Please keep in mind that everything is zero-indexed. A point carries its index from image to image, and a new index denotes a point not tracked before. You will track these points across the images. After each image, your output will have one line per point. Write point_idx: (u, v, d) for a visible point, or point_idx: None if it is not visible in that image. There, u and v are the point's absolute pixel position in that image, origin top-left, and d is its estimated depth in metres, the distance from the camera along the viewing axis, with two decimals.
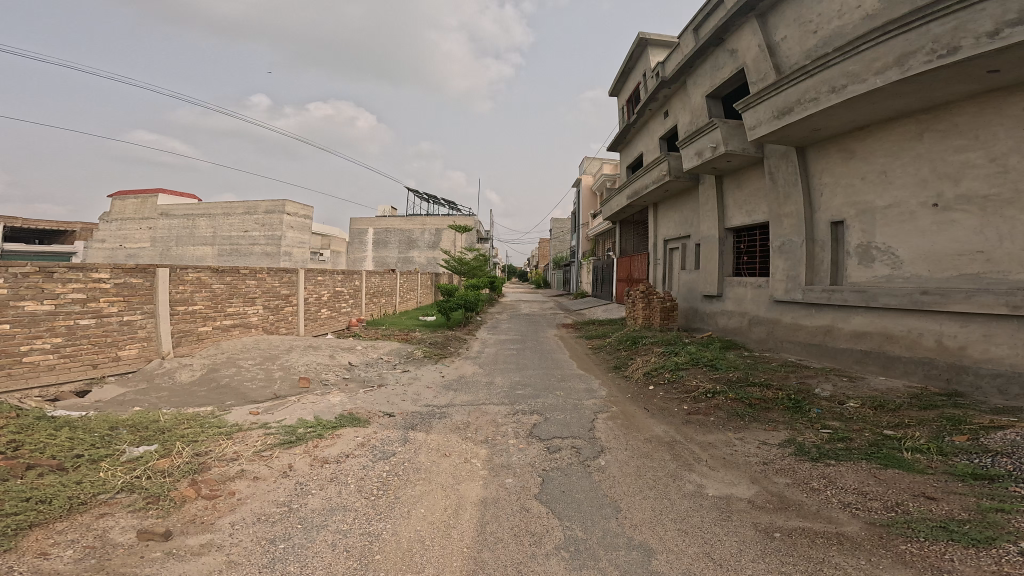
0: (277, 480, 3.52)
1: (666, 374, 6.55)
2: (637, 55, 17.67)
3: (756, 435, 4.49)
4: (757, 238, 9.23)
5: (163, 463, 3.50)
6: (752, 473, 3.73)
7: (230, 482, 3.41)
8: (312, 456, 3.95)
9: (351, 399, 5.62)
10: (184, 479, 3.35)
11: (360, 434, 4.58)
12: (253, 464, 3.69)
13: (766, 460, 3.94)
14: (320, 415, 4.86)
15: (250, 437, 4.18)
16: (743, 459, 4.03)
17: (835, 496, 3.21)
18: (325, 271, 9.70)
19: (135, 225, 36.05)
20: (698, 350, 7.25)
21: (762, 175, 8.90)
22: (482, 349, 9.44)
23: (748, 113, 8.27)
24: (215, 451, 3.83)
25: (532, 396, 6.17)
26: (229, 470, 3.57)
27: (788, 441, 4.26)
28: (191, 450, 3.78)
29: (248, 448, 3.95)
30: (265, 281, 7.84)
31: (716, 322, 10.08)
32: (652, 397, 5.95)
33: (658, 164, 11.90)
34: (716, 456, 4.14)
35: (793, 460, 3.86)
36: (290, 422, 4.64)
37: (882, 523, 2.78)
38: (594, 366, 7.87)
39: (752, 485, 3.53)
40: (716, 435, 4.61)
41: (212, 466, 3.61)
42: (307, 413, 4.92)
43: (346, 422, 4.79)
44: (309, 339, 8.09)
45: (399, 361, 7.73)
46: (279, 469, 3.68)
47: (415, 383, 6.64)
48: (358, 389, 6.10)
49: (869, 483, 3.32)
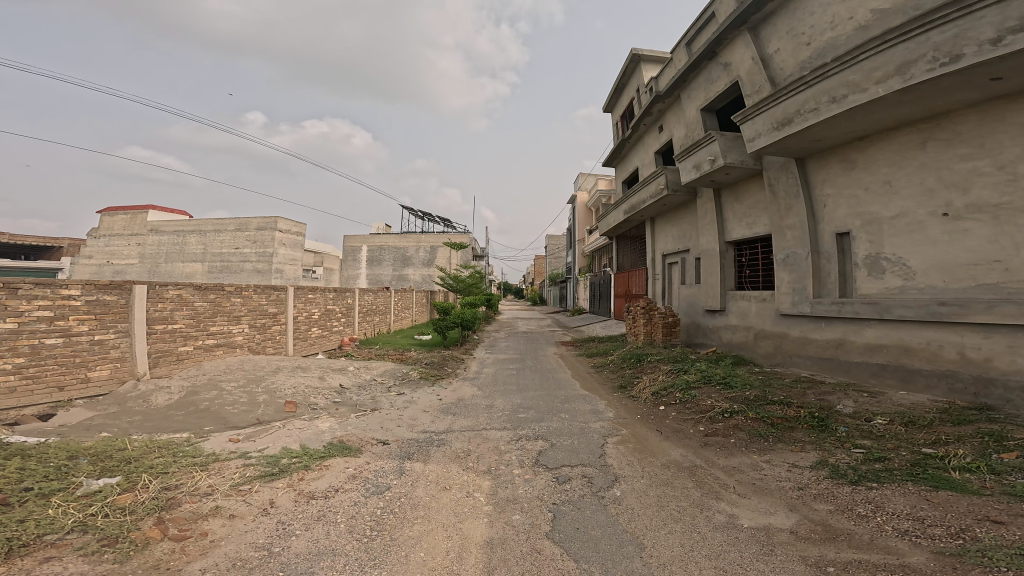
0: (257, 518, 3.10)
1: (677, 394, 6.20)
2: (631, 71, 18.00)
3: (784, 457, 4.18)
4: (759, 251, 9.07)
5: (124, 499, 3.08)
6: (788, 500, 3.41)
7: (203, 520, 3.00)
8: (296, 490, 3.54)
9: (342, 425, 5.19)
10: (148, 517, 2.94)
11: (351, 465, 4.16)
12: (229, 500, 3.27)
13: (800, 485, 3.62)
14: (307, 444, 4.44)
15: (228, 469, 3.76)
16: (774, 484, 3.69)
17: (889, 523, 2.93)
18: (316, 289, 9.35)
19: (122, 241, 35.37)
20: (708, 367, 6.94)
21: (762, 187, 8.81)
22: (481, 370, 9.06)
23: (746, 125, 8.20)
24: (187, 485, 3.41)
25: (535, 420, 5.79)
26: (202, 507, 3.15)
27: (820, 463, 3.96)
28: (159, 484, 3.36)
29: (225, 481, 3.53)
30: (252, 299, 7.46)
31: (720, 337, 9.81)
32: (665, 419, 5.60)
33: (655, 178, 11.84)
34: (744, 482, 3.80)
35: (830, 485, 3.56)
36: (273, 451, 4.22)
37: (952, 553, 2.52)
38: (598, 386, 7.52)
39: (791, 514, 3.21)
40: (740, 458, 4.28)
41: (183, 502, 3.18)
42: (293, 441, 4.50)
43: (335, 452, 4.37)
44: (297, 360, 7.67)
45: (394, 383, 7.31)
46: (260, 506, 3.26)
47: (410, 407, 6.21)
48: (349, 413, 5.69)
49: (922, 508, 3.07)
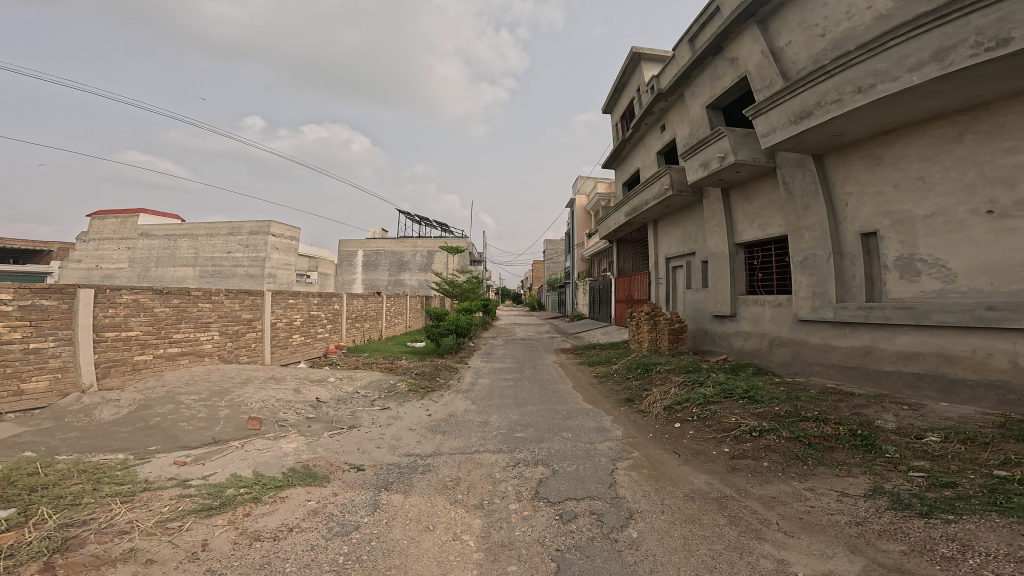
0: (179, 565, 2.47)
1: (693, 409, 5.56)
2: (631, 70, 17.58)
3: (829, 484, 3.59)
4: (772, 253, 8.46)
5: (7, 540, 2.45)
6: (848, 539, 2.79)
7: (107, 568, 2.37)
8: (237, 529, 2.89)
9: (311, 447, 4.52)
10: (32, 564, 2.32)
11: (312, 497, 3.50)
12: (148, 541, 2.64)
13: (858, 520, 3.01)
14: (262, 471, 3.77)
15: (158, 500, 3.11)
16: (826, 519, 3.08)
17: (987, 567, 2.32)
18: (297, 294, 8.70)
19: (112, 245, 34.62)
20: (725, 379, 6.30)
21: (775, 186, 8.21)
22: (476, 380, 8.39)
23: (757, 120, 7.55)
24: (99, 522, 2.78)
25: (535, 440, 5.15)
26: (110, 550, 2.53)
27: (875, 490, 3.37)
28: (61, 520, 2.73)
29: (149, 517, 2.90)
30: (223, 304, 6.81)
31: (730, 344, 9.17)
32: (681, 439, 4.95)
33: (659, 177, 11.24)
34: (789, 516, 3.18)
35: (896, 518, 2.94)
36: (220, 479, 3.56)
37: None
38: (603, 399, 6.86)
39: (856, 558, 2.59)
40: (778, 486, 3.67)
41: (86, 543, 2.56)
42: (246, 466, 3.84)
43: (296, 481, 3.71)
44: (273, 370, 7.00)
45: (378, 397, 6.64)
46: (186, 549, 2.63)
47: (393, 425, 5.53)
48: (323, 431, 5.03)
49: (1021, 546, 2.46)
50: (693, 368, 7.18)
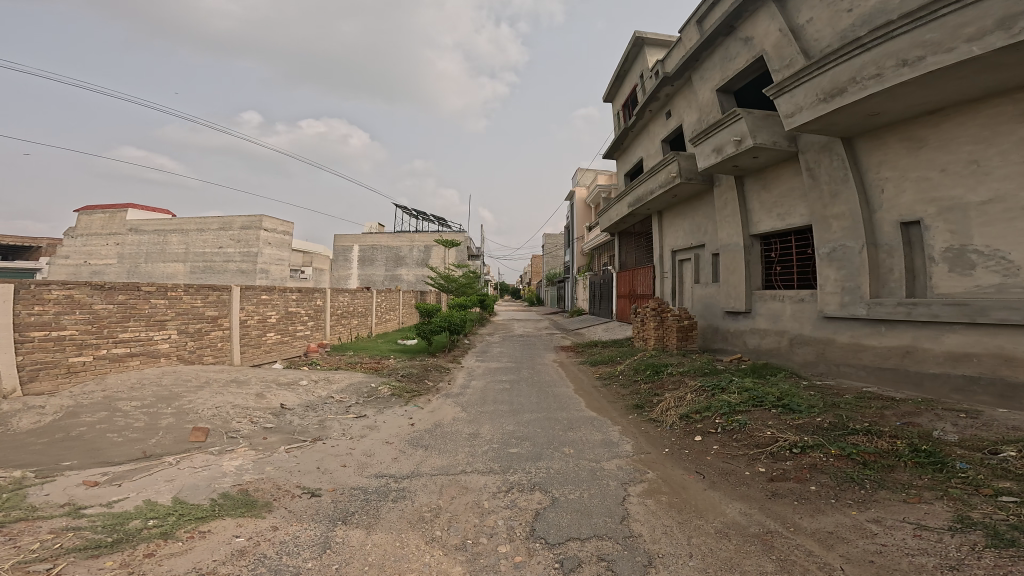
0: None
1: (715, 420, 4.86)
2: (634, 56, 16.73)
3: (899, 513, 2.92)
4: (793, 245, 7.72)
5: None
6: None
7: None
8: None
9: (258, 465, 3.81)
10: None
11: (243, 533, 2.78)
12: None
13: (953, 564, 2.35)
14: (185, 497, 3.06)
15: (31, 534, 2.42)
16: (907, 563, 2.42)
17: None
18: (271, 289, 7.97)
19: (100, 240, 33.76)
20: (746, 384, 5.58)
21: (796, 172, 7.46)
22: (468, 382, 7.67)
23: (778, 99, 6.74)
24: None
25: (531, 457, 4.45)
26: None
27: (961, 521, 2.72)
28: None
29: (9, 556, 2.22)
30: (181, 301, 6.09)
31: (744, 342, 8.47)
32: (703, 457, 4.24)
33: (666, 165, 10.42)
34: (857, 560, 2.52)
35: (1001, 560, 2.30)
36: (130, 505, 2.86)
37: None
38: (609, 406, 6.15)
39: None
40: (834, 517, 3.00)
41: None
42: (169, 490, 3.13)
43: (227, 511, 3.00)
44: (237, 372, 6.27)
45: (355, 402, 5.92)
46: None
47: (366, 437, 4.81)
48: (280, 445, 4.32)
49: None
50: (709, 371, 6.46)
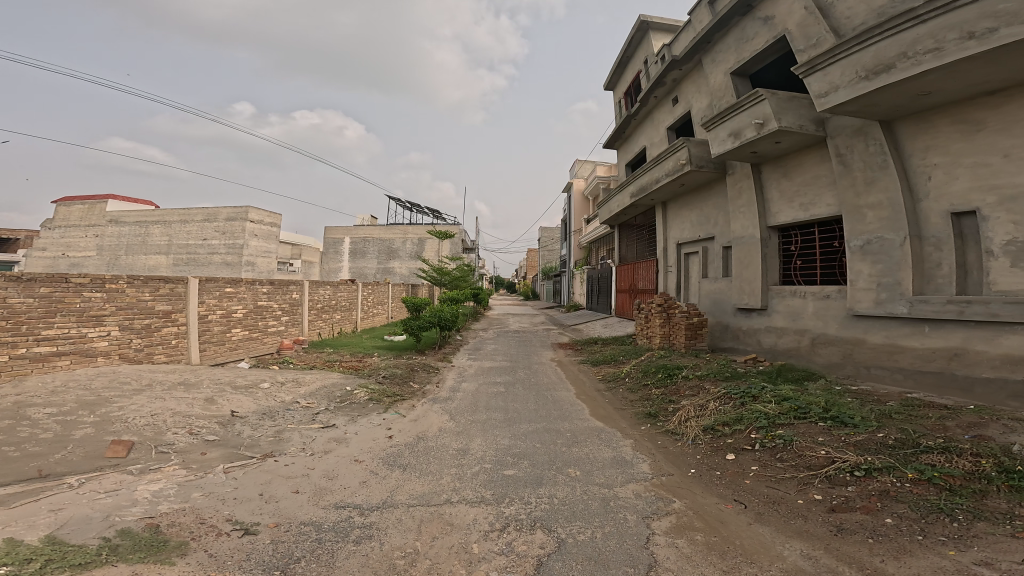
0: None
1: (746, 436, 4.17)
2: (638, 41, 15.92)
3: (1015, 556, 2.26)
4: (818, 237, 7.02)
5: None
6: None
7: None
8: None
9: (184, 491, 3.10)
10: None
11: None
12: None
13: None
14: (65, 534, 2.44)
15: None
16: None
17: None
18: (237, 281, 7.22)
19: (79, 232, 32.44)
20: (775, 392, 4.90)
21: (824, 158, 6.76)
22: (457, 385, 6.93)
23: (809, 78, 6.03)
24: None
25: (526, 481, 3.75)
26: None
27: None
28: None
29: None
30: (123, 294, 5.43)
31: (758, 342, 7.80)
32: (740, 481, 3.54)
33: (674, 152, 9.65)
34: None
35: None
36: None
37: None
38: (617, 415, 5.44)
39: None
40: (929, 561, 2.32)
41: None
42: (46, 524, 2.51)
43: (119, 555, 2.33)
44: (188, 373, 5.58)
45: (324, 409, 5.15)
46: None
47: (329, 454, 4.05)
48: (220, 463, 3.58)
49: None
50: (732, 376, 5.76)
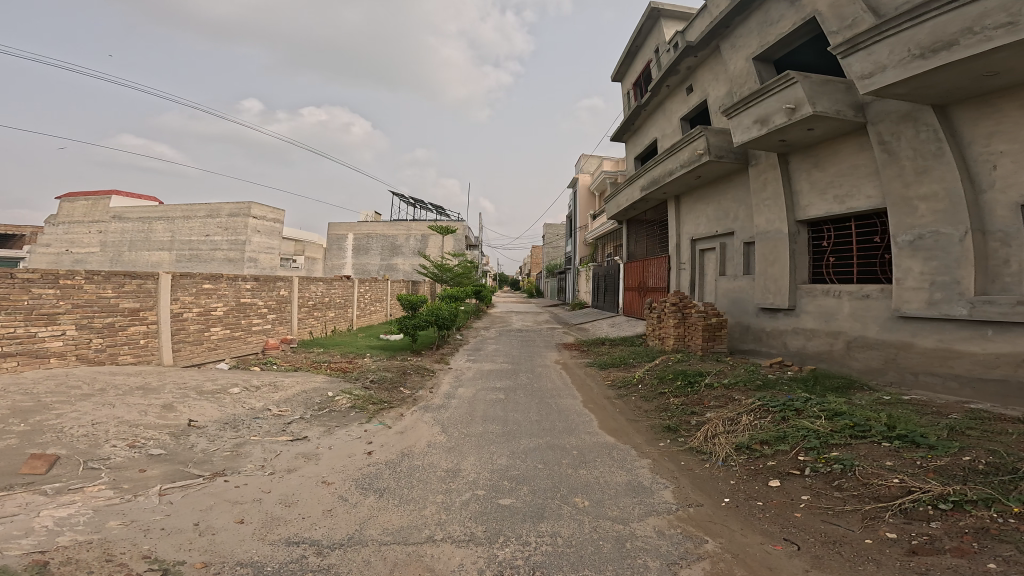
0: None
1: (789, 459, 3.53)
2: (649, 29, 15.17)
3: None
4: (855, 231, 6.33)
5: None
6: None
7: None
8: None
9: (100, 518, 2.58)
10: None
11: None
12: None
13: None
14: None
15: None
16: None
17: None
18: (217, 277, 6.67)
19: (82, 227, 32.29)
20: (816, 406, 4.26)
21: (863, 145, 6.09)
22: (453, 390, 6.34)
23: (850, 58, 5.44)
24: None
25: (525, 513, 3.14)
26: None
27: None
28: None
29: None
30: (80, 291, 4.90)
31: (784, 345, 7.12)
32: (789, 514, 2.90)
33: (691, 142, 8.94)
34: None
35: None
36: None
37: None
38: (630, 428, 4.82)
39: None
40: None
41: None
42: None
43: None
44: (154, 376, 5.04)
45: (299, 418, 4.58)
46: None
47: (292, 474, 3.48)
48: (155, 485, 3.05)
49: None
50: (763, 386, 5.10)
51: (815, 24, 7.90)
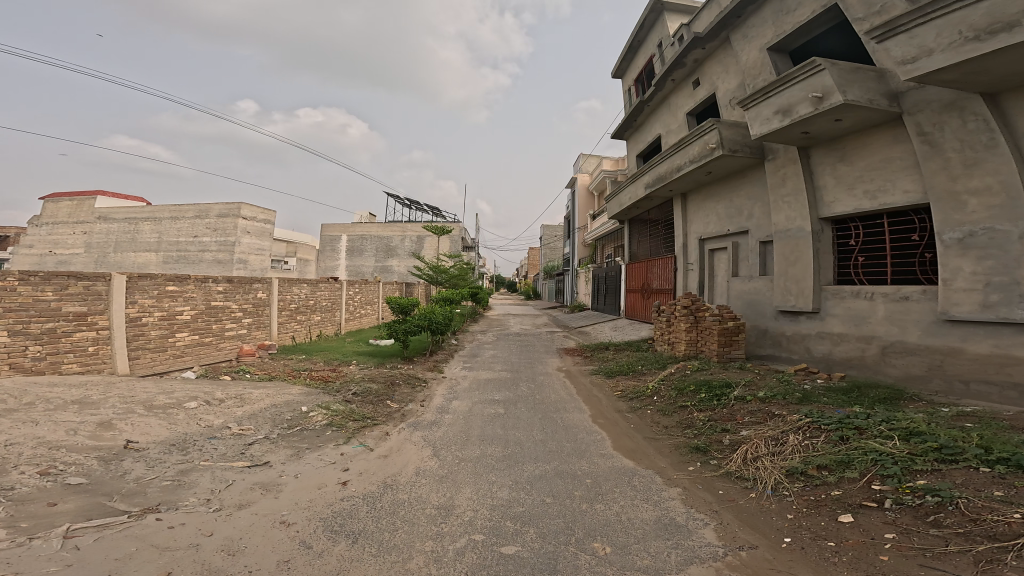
0: None
1: (860, 490, 2.91)
2: (651, 23, 14.66)
3: None
4: (890, 228, 5.78)
5: None
6: None
7: None
8: None
9: None
10: None
11: None
12: None
13: None
14: None
15: None
16: None
17: None
18: (183, 278, 6.01)
19: (67, 228, 31.34)
20: (875, 424, 3.67)
21: (897, 137, 5.55)
22: (446, 403, 5.68)
23: (888, 43, 4.90)
24: None
25: (532, 562, 2.53)
26: None
27: None
28: None
29: None
30: (13, 293, 4.26)
31: (808, 350, 6.55)
32: (874, 559, 2.30)
33: (702, 136, 8.36)
34: None
35: None
36: None
37: None
38: (650, 449, 4.19)
39: None
40: None
41: None
42: None
43: None
44: (100, 388, 4.38)
45: (263, 439, 3.93)
46: None
47: (244, 511, 2.83)
48: (62, 523, 2.44)
49: None
50: (804, 401, 4.50)
51: (837, 10, 7.39)
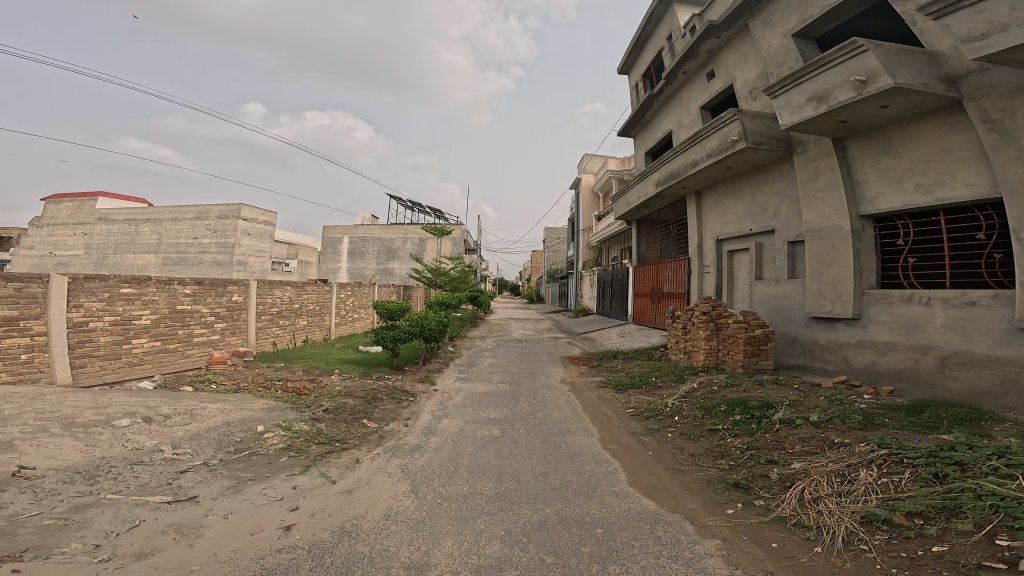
0: None
1: (973, 547, 2.16)
2: (660, 16, 13.97)
3: None
4: (950, 224, 5.02)
5: None
6: None
7: None
8: None
9: None
10: None
11: None
12: None
13: None
14: None
15: None
16: None
17: None
18: (143, 279, 5.38)
19: (67, 229, 31.11)
20: (975, 459, 2.90)
21: (956, 123, 4.81)
22: (434, 423, 4.95)
23: (948, 19, 4.17)
24: None
25: None
26: None
27: None
28: None
29: None
30: None
31: (847, 362, 5.77)
32: None
33: (721, 128, 7.61)
34: None
35: None
36: None
37: None
38: (677, 486, 3.44)
39: None
40: None
41: None
42: None
43: None
44: (25, 402, 3.72)
45: (202, 466, 3.24)
46: None
47: (136, 564, 2.13)
48: None
49: None
50: (868, 428, 3.72)
51: None
